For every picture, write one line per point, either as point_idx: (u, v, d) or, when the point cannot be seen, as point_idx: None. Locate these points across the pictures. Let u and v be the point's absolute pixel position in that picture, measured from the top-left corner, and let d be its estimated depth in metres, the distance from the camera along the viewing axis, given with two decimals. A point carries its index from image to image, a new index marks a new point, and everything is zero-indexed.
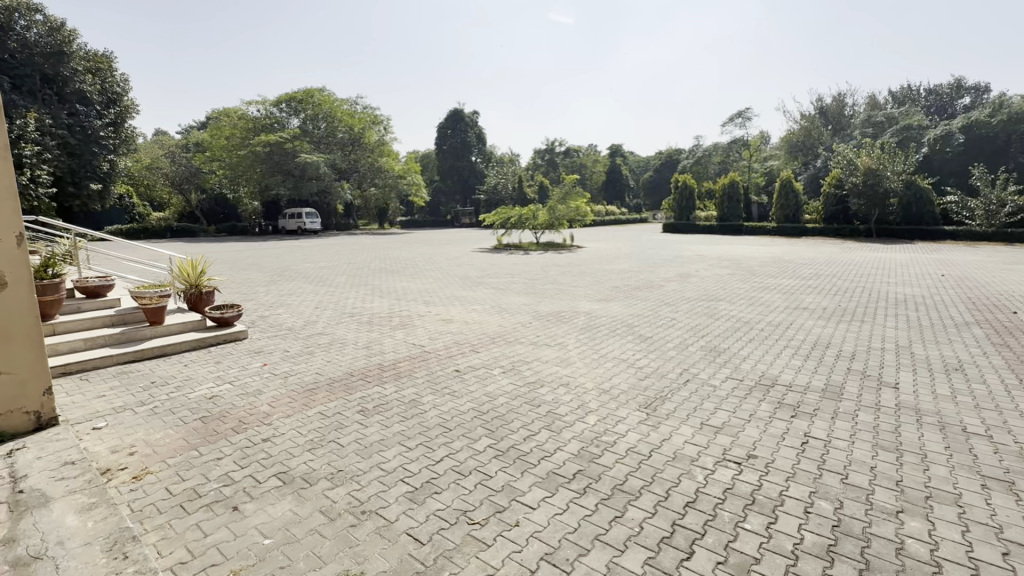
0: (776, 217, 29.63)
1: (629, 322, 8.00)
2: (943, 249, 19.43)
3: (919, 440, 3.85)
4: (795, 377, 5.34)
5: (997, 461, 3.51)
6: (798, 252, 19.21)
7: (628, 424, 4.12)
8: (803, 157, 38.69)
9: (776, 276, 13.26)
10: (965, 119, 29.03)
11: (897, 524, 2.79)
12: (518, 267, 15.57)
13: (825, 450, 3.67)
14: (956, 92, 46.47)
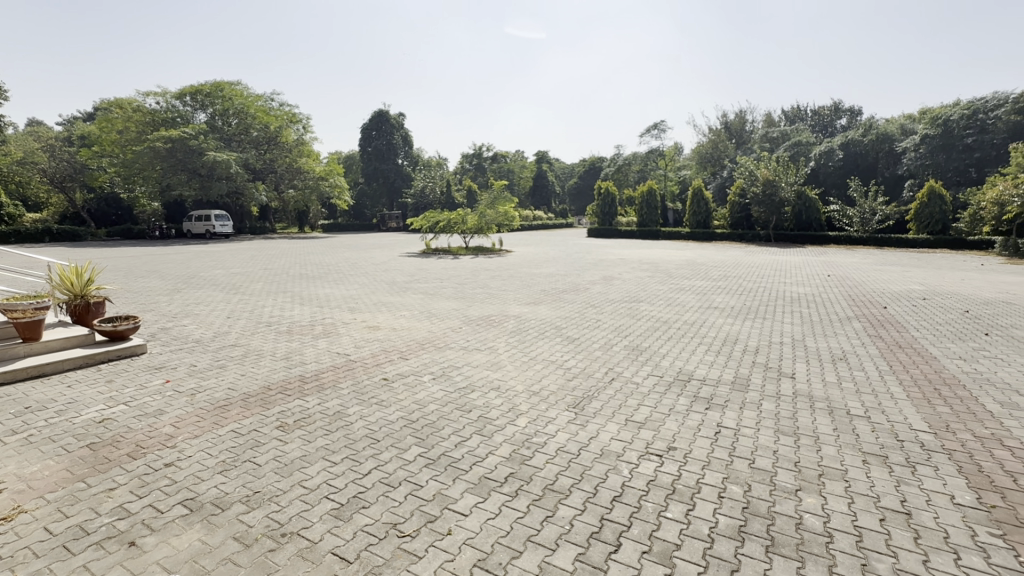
0: (689, 223, 31.84)
1: (557, 325, 8.21)
2: (828, 252, 21.88)
3: (812, 423, 4.30)
4: (708, 371, 5.76)
5: (874, 438, 4.00)
6: (709, 256, 20.80)
7: (557, 424, 4.21)
8: (711, 168, 41.94)
9: (690, 278, 14.21)
10: (843, 138, 33.00)
11: (796, 502, 3.08)
12: (447, 272, 15.47)
13: (735, 438, 3.99)
14: (835, 113, 52.69)
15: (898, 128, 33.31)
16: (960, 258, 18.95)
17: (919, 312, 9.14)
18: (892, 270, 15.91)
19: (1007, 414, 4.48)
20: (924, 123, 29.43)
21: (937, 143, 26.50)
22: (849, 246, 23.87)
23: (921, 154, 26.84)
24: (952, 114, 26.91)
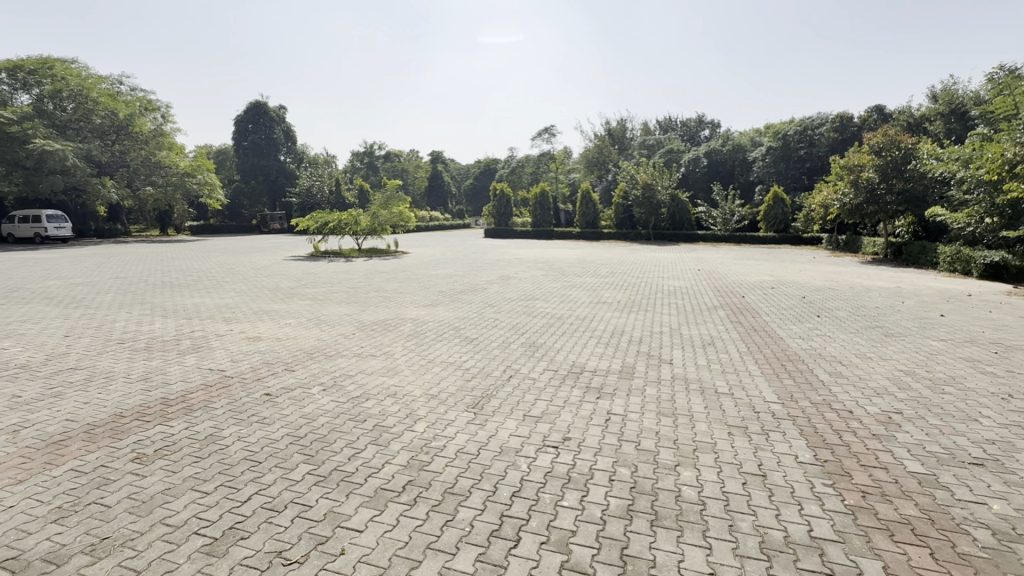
0: (579, 223, 33.64)
1: (455, 326, 8.16)
2: (699, 249, 24.49)
3: (688, 403, 4.77)
4: (598, 363, 6.13)
5: (737, 412, 4.55)
6: (597, 254, 22.15)
7: (456, 426, 4.18)
8: (597, 171, 44.78)
9: (581, 275, 15.03)
10: (706, 147, 37.17)
11: (676, 476, 3.38)
12: (338, 275, 14.67)
13: (622, 423, 4.28)
14: (700, 125, 59.15)
15: (749, 140, 38.37)
16: (798, 253, 22.41)
17: (768, 299, 10.61)
18: (748, 264, 18.26)
19: (833, 382, 5.37)
20: (768, 136, 34.20)
21: (778, 154, 31.01)
22: (714, 243, 26.96)
23: (767, 163, 31.22)
24: (789, 130, 31.66)
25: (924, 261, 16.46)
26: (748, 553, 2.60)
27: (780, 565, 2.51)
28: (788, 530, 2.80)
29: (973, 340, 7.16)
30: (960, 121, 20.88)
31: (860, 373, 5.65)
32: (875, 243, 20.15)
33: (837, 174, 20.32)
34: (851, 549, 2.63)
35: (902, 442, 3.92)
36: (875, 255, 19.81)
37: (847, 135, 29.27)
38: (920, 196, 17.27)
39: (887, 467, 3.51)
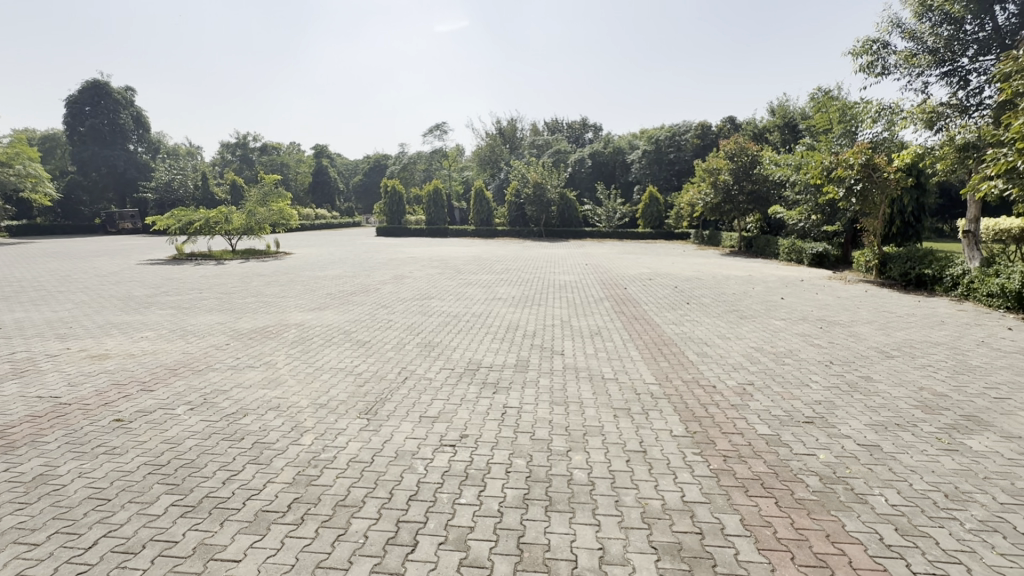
0: (474, 221, 33.86)
1: (346, 329, 7.76)
2: (586, 245, 26.03)
3: (578, 391, 5.05)
4: (494, 358, 6.23)
5: (621, 395, 4.92)
6: (492, 251, 22.51)
7: (348, 435, 3.98)
8: (490, 170, 45.38)
9: (476, 273, 15.16)
10: (590, 149, 39.55)
11: (568, 461, 3.56)
12: (208, 280, 13.16)
13: (518, 415, 4.41)
14: (584, 129, 62.74)
15: (627, 143, 41.61)
16: (671, 247, 24.85)
17: (647, 290, 11.61)
18: (629, 257, 19.78)
19: (700, 361, 6.04)
20: (643, 140, 37.33)
21: (653, 157, 34.06)
22: (600, 239, 28.85)
23: (643, 165, 34.10)
24: (660, 136, 34.85)
25: (769, 252, 19.20)
26: (632, 524, 2.82)
27: (658, 531, 2.77)
28: (665, 498, 3.09)
29: (805, 318, 8.50)
30: (792, 133, 24.61)
31: (721, 352, 6.42)
32: (732, 237, 23.04)
33: (700, 176, 22.84)
34: (716, 508, 2.99)
35: (754, 409, 4.53)
36: (732, 248, 22.66)
37: (708, 141, 32.97)
38: (765, 196, 20.08)
39: (742, 432, 4.04)
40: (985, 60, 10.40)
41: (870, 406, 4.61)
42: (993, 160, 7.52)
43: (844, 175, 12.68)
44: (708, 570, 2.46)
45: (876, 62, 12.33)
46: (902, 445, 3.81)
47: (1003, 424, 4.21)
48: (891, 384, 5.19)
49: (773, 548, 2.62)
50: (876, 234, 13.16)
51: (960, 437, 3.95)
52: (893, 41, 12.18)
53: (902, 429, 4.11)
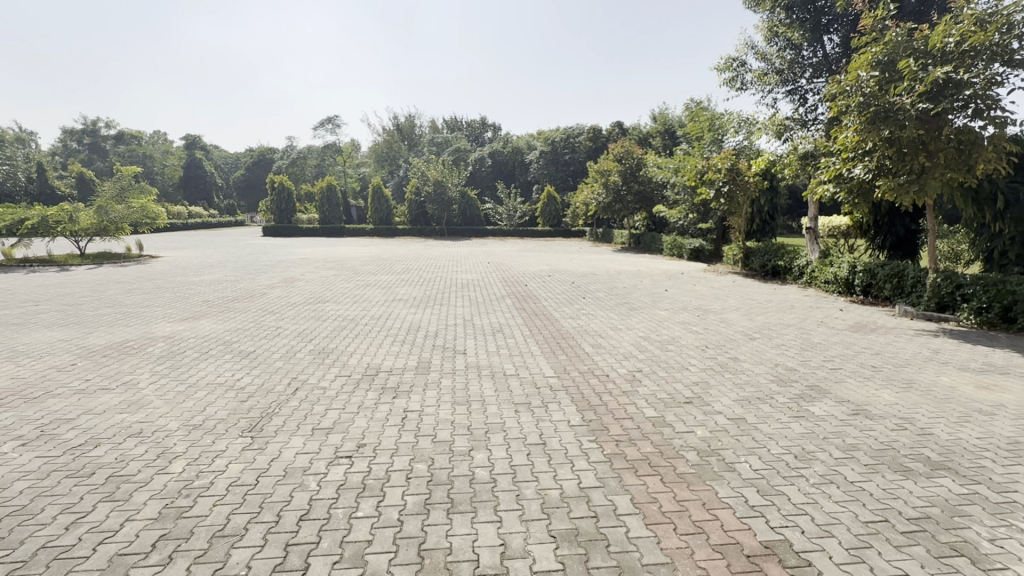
0: (372, 219, 32.63)
1: (226, 339, 7.04)
2: (488, 243, 26.34)
3: (480, 389, 5.06)
4: (394, 361, 6.03)
5: (522, 390, 5.04)
6: (392, 251, 21.86)
7: (228, 457, 3.60)
8: (388, 167, 44.03)
9: (375, 273, 14.62)
10: (490, 148, 40.09)
11: (470, 461, 3.56)
12: (48, 289, 11.19)
13: (419, 418, 4.31)
14: (484, 128, 63.34)
15: (525, 143, 42.80)
16: (568, 245, 26.05)
17: (546, 286, 12.03)
18: (530, 255, 20.35)
19: (595, 352, 6.38)
20: (540, 141, 38.68)
21: (549, 158, 35.45)
22: (502, 238, 29.42)
23: (541, 166, 35.70)
24: (556, 137, 36.34)
25: (654, 248, 20.91)
26: (532, 516, 2.90)
27: (557, 519, 2.86)
28: (563, 487, 3.21)
29: (685, 307, 9.37)
30: (671, 139, 27.01)
31: (613, 343, 6.84)
32: (622, 235, 24.72)
33: (593, 177, 24.18)
34: (609, 490, 3.17)
35: (642, 394, 4.89)
36: (623, 244, 24.34)
37: (599, 144, 35.00)
38: (650, 196, 21.84)
39: (632, 416, 4.34)
40: (817, 82, 12.23)
41: (737, 383, 5.20)
42: (825, 167, 8.84)
43: (713, 178, 14.23)
44: (602, 551, 2.60)
45: (736, 78, 13.92)
46: (762, 416, 4.35)
47: (837, 390, 4.99)
48: (754, 363, 5.91)
49: (658, 521, 2.85)
50: (740, 231, 14.91)
51: (806, 405, 4.61)
52: (748, 61, 13.83)
53: (762, 401, 4.70)
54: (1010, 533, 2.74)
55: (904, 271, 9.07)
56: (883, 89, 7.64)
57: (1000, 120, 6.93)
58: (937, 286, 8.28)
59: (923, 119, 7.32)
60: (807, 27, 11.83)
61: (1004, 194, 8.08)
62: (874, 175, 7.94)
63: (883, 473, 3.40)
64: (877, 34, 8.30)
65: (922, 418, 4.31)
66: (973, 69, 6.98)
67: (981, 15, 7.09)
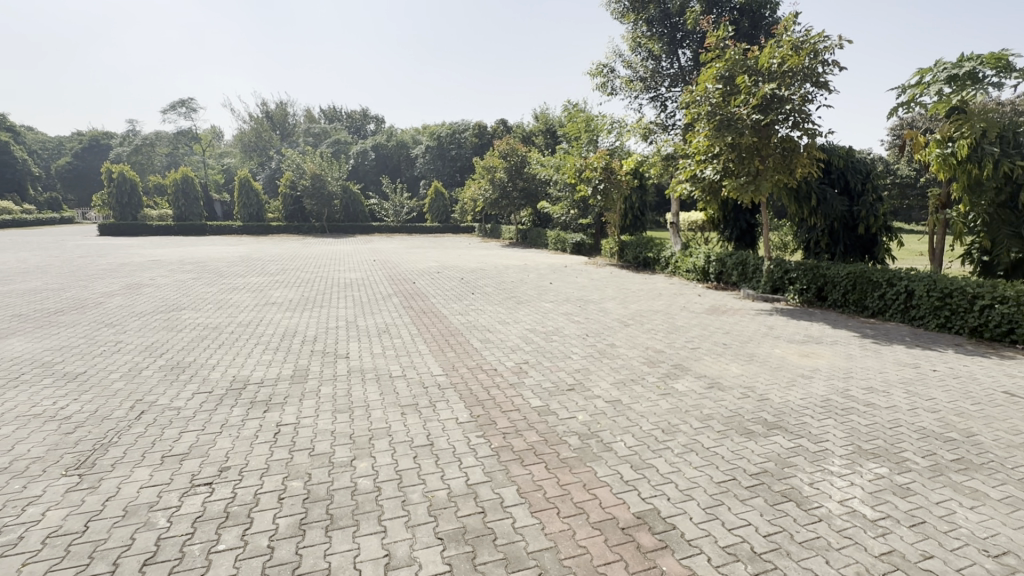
0: (240, 215, 29.52)
1: (46, 361, 5.85)
2: (374, 240, 25.32)
3: (364, 394, 4.82)
4: (266, 371, 5.50)
5: (409, 391, 4.90)
6: (264, 250, 19.97)
7: (45, 503, 2.98)
8: (258, 158, 40.14)
9: (243, 275, 13.24)
10: (373, 141, 38.54)
11: (352, 471, 3.36)
12: None
13: (295, 431, 3.97)
14: (365, 119, 60.45)
15: (411, 137, 41.85)
16: (458, 240, 26.01)
17: (434, 283, 11.86)
18: (418, 252, 19.94)
19: (483, 347, 6.43)
20: (425, 137, 38.12)
21: (436, 153, 35.11)
22: (389, 234, 28.47)
23: (427, 161, 35.27)
24: (442, 132, 36.04)
25: (541, 242, 21.74)
26: (419, 520, 2.82)
27: (444, 520, 2.82)
28: (450, 486, 3.17)
29: (568, 298, 9.87)
30: (553, 138, 28.19)
31: (502, 337, 6.95)
32: (510, 230, 25.33)
33: (480, 173, 24.38)
34: (496, 483, 3.21)
35: (528, 385, 5.04)
36: (511, 240, 24.96)
37: (484, 141, 35.32)
38: (535, 193, 22.63)
39: (519, 408, 4.45)
40: (674, 91, 13.54)
41: (614, 367, 5.60)
42: (683, 168, 9.87)
43: (591, 176, 15.20)
44: (490, 545, 2.61)
45: (606, 83, 14.93)
46: (635, 396, 4.73)
47: (696, 367, 5.61)
48: (628, 347, 6.40)
49: (543, 508, 2.94)
50: (615, 226, 16.08)
51: (671, 382, 5.11)
52: (616, 68, 14.88)
53: (635, 382, 5.11)
54: (823, 476, 3.30)
55: (747, 259, 10.49)
56: (725, 100, 8.69)
57: (811, 132, 8.29)
58: (770, 272, 9.71)
59: (757, 128, 8.48)
60: (665, 40, 13.04)
61: (816, 193, 9.71)
62: (721, 176, 9.03)
63: (732, 436, 3.89)
64: (720, 51, 9.41)
65: (761, 386, 5.01)
66: (791, 87, 8.23)
67: (796, 42, 8.36)
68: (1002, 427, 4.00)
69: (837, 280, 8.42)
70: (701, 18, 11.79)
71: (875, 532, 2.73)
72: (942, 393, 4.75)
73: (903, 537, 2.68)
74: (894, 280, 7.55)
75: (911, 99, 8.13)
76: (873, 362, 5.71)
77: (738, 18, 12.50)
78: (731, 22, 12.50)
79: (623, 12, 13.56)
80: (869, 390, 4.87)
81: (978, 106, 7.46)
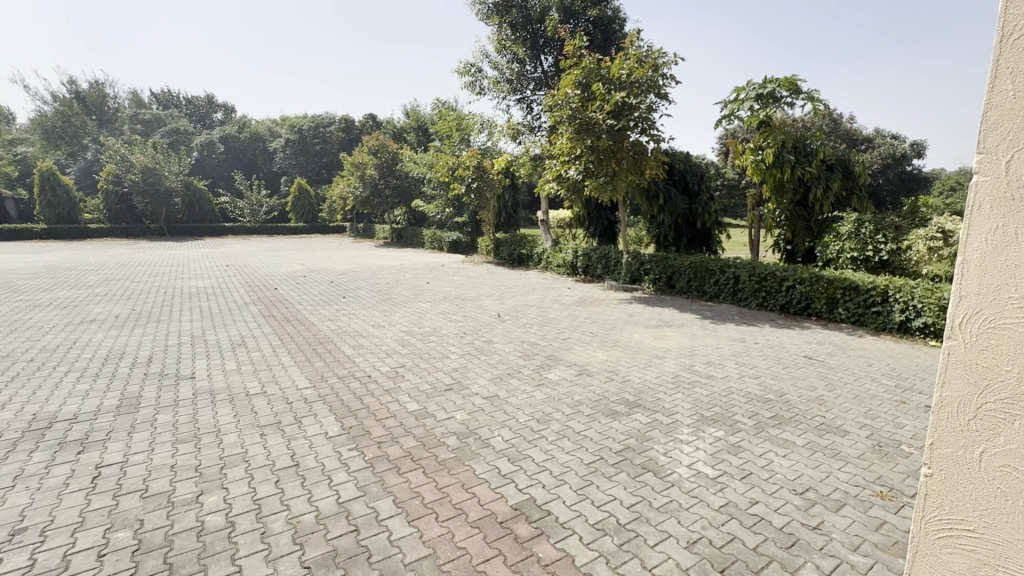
0: (44, 217, 24.27)
1: None
2: (227, 243, 22.58)
3: (213, 418, 4.23)
4: (81, 404, 4.56)
5: (270, 409, 4.42)
6: (80, 258, 16.68)
7: None
8: (66, 147, 33.35)
9: (49, 289, 10.89)
10: (221, 132, 34.36)
11: (197, 509, 2.93)
12: None
13: (121, 472, 3.35)
14: (209, 106, 53.49)
15: (267, 130, 38.15)
16: (328, 241, 24.42)
17: (300, 288, 10.96)
18: (280, 255, 18.24)
19: (356, 354, 6.09)
20: (284, 130, 35.04)
21: (298, 147, 32.59)
22: (245, 236, 25.68)
23: (288, 155, 32.52)
24: (303, 125, 33.41)
25: (417, 241, 21.31)
26: (281, 552, 2.55)
27: (311, 546, 2.59)
28: (318, 508, 2.93)
29: (445, 297, 9.79)
30: (425, 135, 27.73)
31: (376, 341, 6.65)
32: (385, 230, 24.44)
33: (348, 170, 23.10)
34: (370, 497, 3.04)
35: (404, 389, 4.89)
36: (386, 239, 24.15)
37: (352, 136, 33.49)
38: (408, 191, 22.09)
39: (395, 414, 4.28)
40: (539, 95, 14.15)
41: (491, 363, 5.69)
42: (550, 168, 10.40)
43: (464, 175, 15.28)
44: (363, 564, 2.46)
45: (474, 82, 15.07)
46: (511, 390, 4.86)
47: (567, 356, 5.94)
48: (504, 342, 6.55)
49: (420, 515, 2.86)
50: (490, 223, 16.39)
51: (545, 373, 5.34)
52: (483, 68, 15.08)
53: (511, 376, 5.25)
54: (674, 445, 3.70)
55: (609, 253, 11.38)
56: (584, 106, 9.30)
57: (656, 137, 9.25)
58: (629, 264, 10.67)
59: (612, 133, 9.22)
60: (528, 45, 13.53)
61: (663, 193, 10.90)
62: (583, 176, 9.70)
63: (599, 418, 4.19)
64: (577, 59, 10.03)
65: (623, 369, 5.48)
66: (639, 96, 9.03)
67: (641, 56, 9.18)
68: (803, 385, 4.87)
69: (682, 269, 9.54)
70: (560, 27, 12.45)
71: (715, 488, 3.13)
72: (762, 361, 5.65)
73: (736, 489, 3.11)
74: (725, 267, 8.78)
75: (732, 112, 9.48)
76: (711, 340, 6.59)
77: (591, 31, 13.34)
78: (586, 34, 13.34)
79: (488, 15, 13.86)
80: (709, 364, 5.61)
81: (779, 121, 8.95)
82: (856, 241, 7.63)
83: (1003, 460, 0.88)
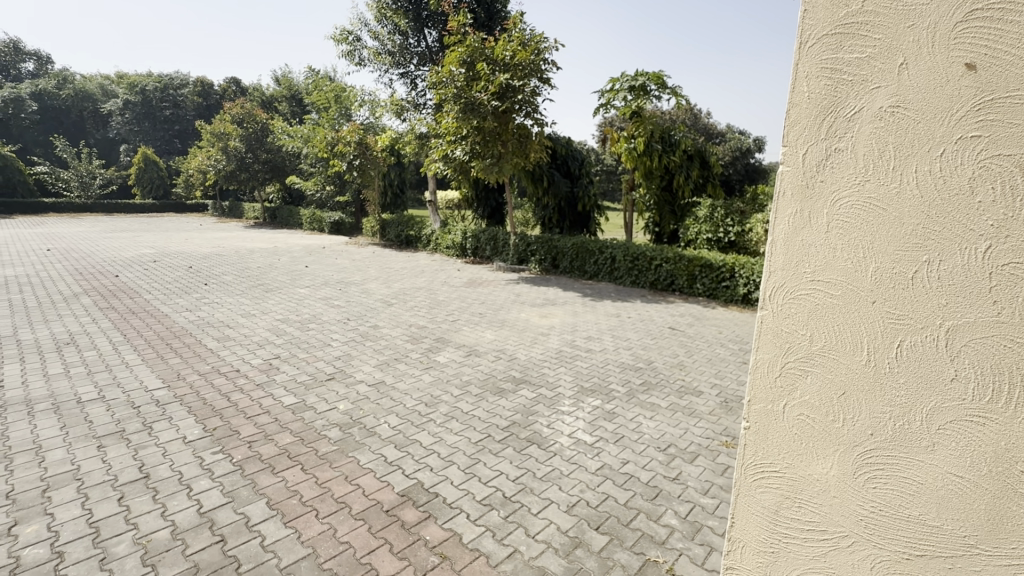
0: None
1: None
2: (49, 221, 18.84)
3: (31, 433, 3.52)
4: None
5: (109, 416, 3.79)
6: None
7: None
8: None
9: None
10: (32, 85, 28.25)
11: (11, 543, 2.44)
12: None
13: None
14: (17, 53, 43.92)
15: (99, 90, 32.44)
16: (185, 220, 21.56)
17: (150, 274, 9.53)
18: (122, 236, 15.61)
19: (221, 346, 5.48)
20: (123, 90, 29.99)
21: (139, 110, 28.05)
22: (75, 214, 21.68)
23: (127, 119, 27.87)
24: (146, 85, 28.77)
25: (293, 222, 19.64)
26: None
27: (166, 565, 2.30)
28: (175, 522, 2.61)
29: (327, 282, 9.20)
30: (299, 106, 25.39)
31: (245, 332, 6.03)
32: (255, 209, 22.15)
33: (207, 140, 20.42)
34: (239, 502, 2.78)
35: (279, 382, 4.51)
36: (256, 219, 21.97)
37: (210, 102, 29.56)
38: (281, 166, 20.19)
39: (268, 410, 3.94)
40: (423, 70, 13.66)
41: (376, 349, 5.49)
42: (435, 147, 10.21)
43: (344, 151, 14.35)
44: None
45: (353, 52, 14.09)
46: (398, 375, 4.74)
47: (456, 338, 5.94)
48: (391, 327, 6.35)
49: (299, 514, 2.68)
50: (375, 204, 15.68)
51: (433, 356, 5.29)
52: (363, 37, 14.16)
53: (399, 361, 5.12)
54: (556, 417, 3.91)
55: (497, 235, 11.57)
56: (468, 85, 9.23)
57: (540, 121, 9.46)
58: (516, 245, 10.92)
59: (497, 114, 9.26)
60: (410, 16, 12.96)
61: (547, 176, 11.34)
62: (470, 157, 9.67)
63: (486, 398, 4.26)
64: (461, 36, 9.86)
65: (510, 347, 5.64)
66: (523, 79, 9.06)
67: (524, 39, 9.22)
68: (668, 353, 5.44)
69: (565, 250, 10.02)
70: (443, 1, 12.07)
71: (593, 453, 3.37)
72: (634, 333, 6.19)
73: (611, 452, 3.39)
74: (603, 248, 9.40)
75: (608, 102, 10.04)
76: (591, 316, 7.05)
77: (475, 8, 12.98)
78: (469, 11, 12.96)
79: None
80: (588, 338, 6.00)
81: (649, 113, 9.68)
82: (710, 224, 8.64)
83: (800, 409, 1.06)
